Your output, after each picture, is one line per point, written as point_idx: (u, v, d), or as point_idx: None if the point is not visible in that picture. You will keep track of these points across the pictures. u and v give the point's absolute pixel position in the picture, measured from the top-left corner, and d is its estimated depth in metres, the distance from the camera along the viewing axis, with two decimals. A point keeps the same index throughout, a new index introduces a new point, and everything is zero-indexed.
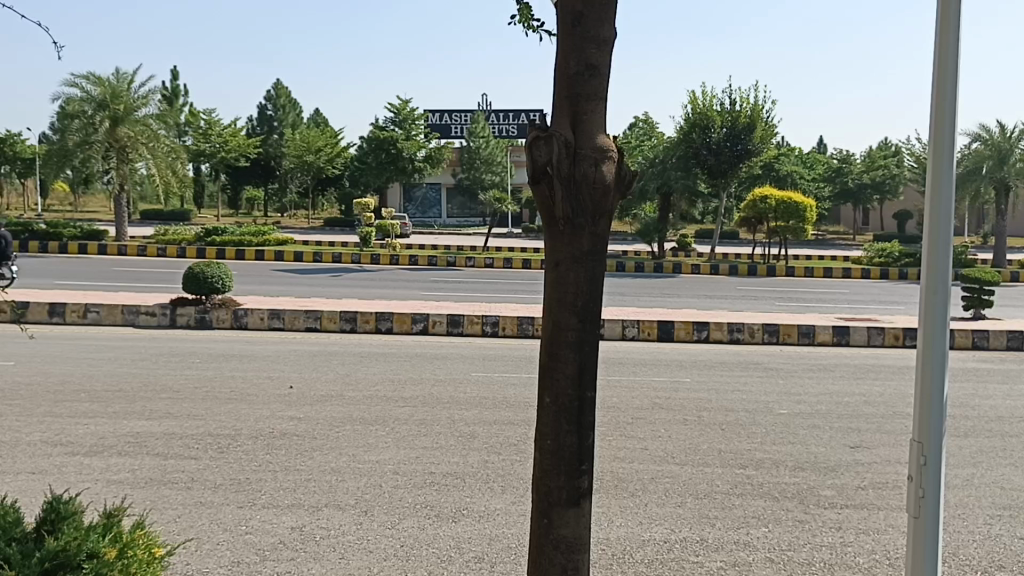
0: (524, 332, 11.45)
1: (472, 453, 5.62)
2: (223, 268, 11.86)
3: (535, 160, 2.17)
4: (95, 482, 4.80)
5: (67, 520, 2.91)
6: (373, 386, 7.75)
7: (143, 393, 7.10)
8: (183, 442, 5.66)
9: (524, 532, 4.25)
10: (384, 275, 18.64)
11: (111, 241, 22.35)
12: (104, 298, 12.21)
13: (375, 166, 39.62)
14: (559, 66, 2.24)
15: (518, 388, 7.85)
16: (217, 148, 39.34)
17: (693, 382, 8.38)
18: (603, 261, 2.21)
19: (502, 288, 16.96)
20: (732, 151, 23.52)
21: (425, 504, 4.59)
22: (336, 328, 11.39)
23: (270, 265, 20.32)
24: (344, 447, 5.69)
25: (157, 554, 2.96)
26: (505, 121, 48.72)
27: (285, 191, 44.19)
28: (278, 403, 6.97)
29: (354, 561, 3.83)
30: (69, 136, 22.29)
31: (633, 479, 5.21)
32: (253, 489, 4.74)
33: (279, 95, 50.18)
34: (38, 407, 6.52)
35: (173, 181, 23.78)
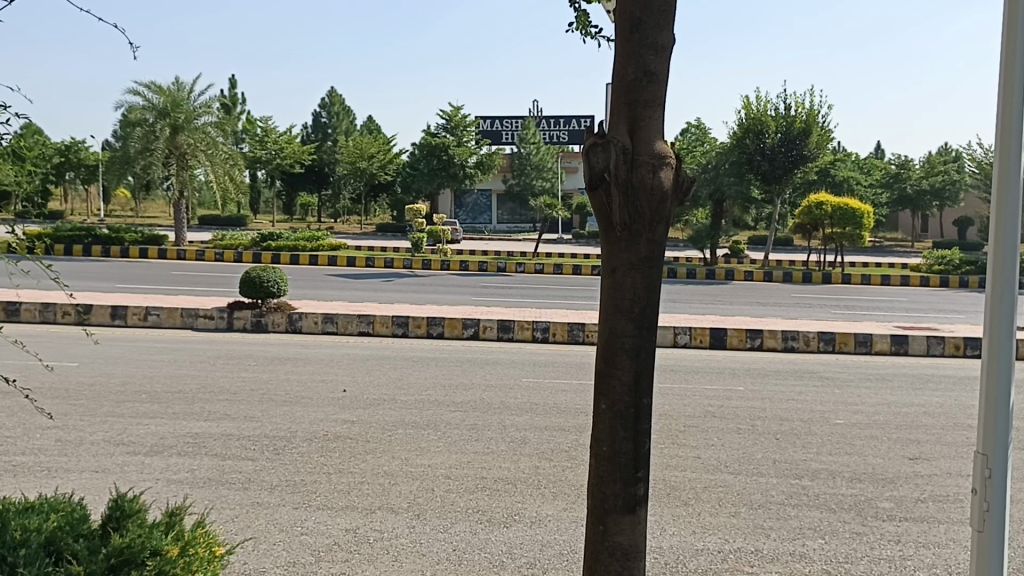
0: (575, 338, 11.42)
1: (523, 458, 5.62)
2: (279, 272, 12.05)
3: (592, 166, 2.17)
4: (155, 481, 4.91)
5: (131, 518, 2.99)
6: (425, 390, 7.80)
7: (201, 395, 7.25)
8: (240, 443, 5.77)
9: (576, 538, 4.24)
10: (436, 281, 18.78)
11: (170, 246, 22.87)
12: (164, 301, 12.49)
13: (426, 172, 39.93)
14: (616, 72, 2.23)
15: (569, 394, 7.84)
16: (273, 155, 39.99)
17: (747, 390, 8.28)
18: (660, 268, 2.19)
19: (553, 294, 16.96)
20: (787, 156, 23.21)
21: (477, 509, 4.60)
22: (388, 332, 11.51)
23: (324, 269, 20.62)
24: (397, 450, 5.74)
25: (217, 553, 3.02)
26: (556, 126, 49.00)
27: (338, 197, 44.83)
28: (332, 405, 7.06)
29: (407, 564, 3.86)
30: (132, 143, 22.88)
31: (685, 487, 5.16)
32: (309, 490, 4.82)
33: (333, 102, 50.90)
34: (101, 407, 6.70)
35: (230, 187, 24.27)
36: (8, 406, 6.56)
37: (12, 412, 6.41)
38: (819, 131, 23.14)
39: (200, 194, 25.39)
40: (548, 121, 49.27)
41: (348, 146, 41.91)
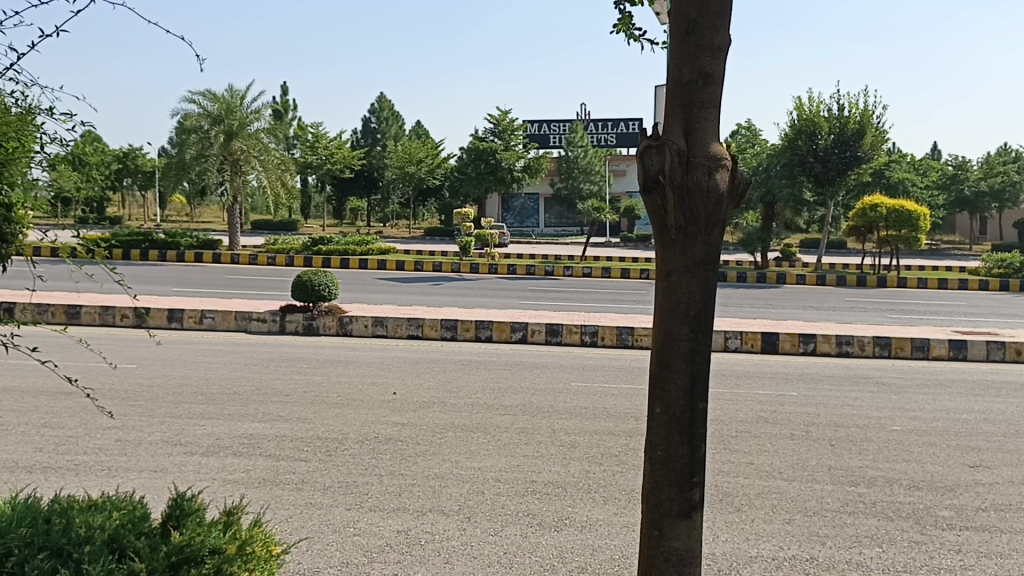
0: (624, 342, 11.35)
1: (573, 462, 5.61)
2: (330, 275, 12.21)
3: (647, 169, 2.16)
4: (212, 481, 5.00)
5: (190, 516, 3.06)
6: (474, 394, 7.83)
7: (255, 396, 7.38)
8: (294, 444, 5.85)
9: (629, 543, 4.21)
10: (484, 284, 18.86)
11: (225, 251, 23.32)
12: (218, 305, 12.72)
13: (475, 175, 40.15)
14: (671, 74, 2.22)
15: (619, 398, 7.80)
16: (324, 160, 40.47)
17: (800, 396, 8.15)
18: (716, 271, 2.17)
19: (602, 297, 16.91)
20: (841, 158, 22.83)
21: (527, 512, 4.60)
22: (437, 335, 11.56)
23: (373, 273, 20.84)
24: (447, 453, 5.76)
25: (274, 552, 3.06)
26: (604, 130, 49.06)
27: (387, 202, 45.31)
28: (383, 408, 7.13)
29: (459, 566, 3.87)
30: (187, 150, 23.36)
31: (738, 494, 5.10)
32: (361, 491, 4.86)
33: (383, 107, 51.40)
34: (159, 407, 6.85)
35: (282, 193, 24.67)
36: (70, 406, 6.75)
37: (74, 412, 6.58)
38: (873, 132, 22.75)
39: (253, 199, 25.83)
40: (596, 124, 49.34)
41: (397, 151, 42.19)
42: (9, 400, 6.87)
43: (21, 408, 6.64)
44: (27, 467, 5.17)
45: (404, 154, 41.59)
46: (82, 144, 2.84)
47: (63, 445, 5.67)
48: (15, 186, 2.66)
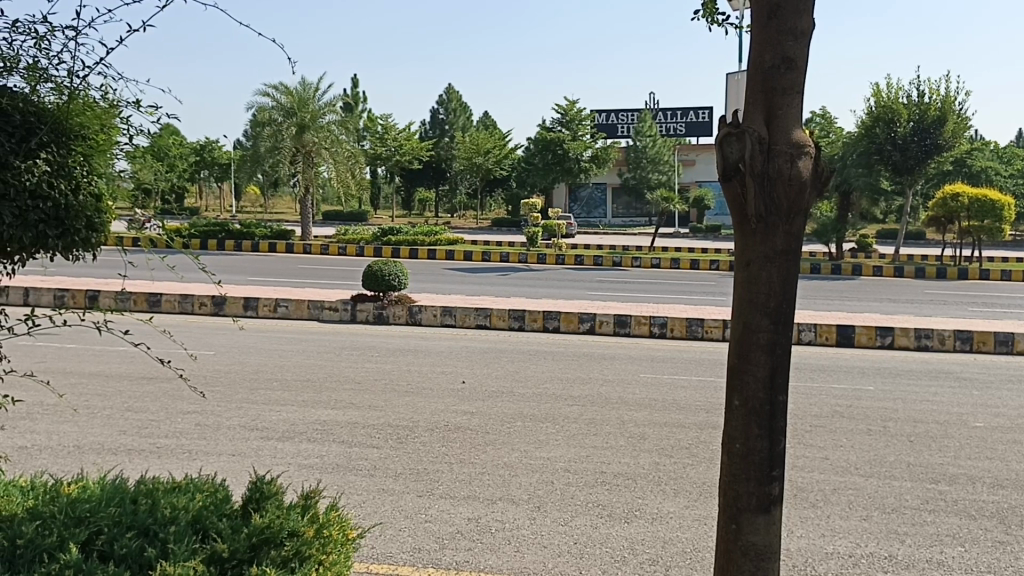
0: (693, 334, 11.23)
1: (643, 454, 5.57)
2: (400, 265, 12.35)
3: (726, 157, 2.12)
4: (289, 466, 5.12)
5: (270, 499, 3.13)
6: (542, 384, 7.84)
7: (328, 384, 7.52)
8: (366, 432, 5.95)
9: (700, 537, 4.17)
10: (552, 275, 18.86)
11: (298, 241, 23.76)
12: (291, 294, 12.98)
13: (542, 166, 40.18)
14: (753, 60, 2.17)
15: (689, 390, 7.70)
16: (393, 152, 40.89)
17: (877, 390, 7.95)
18: (798, 261, 2.12)
19: (671, 288, 16.73)
20: (920, 146, 22.02)
21: (597, 503, 4.59)
22: (505, 325, 11.60)
23: (442, 264, 21.05)
24: (516, 443, 5.79)
25: (350, 536, 3.09)
26: (673, 119, 48.58)
27: (455, 193, 45.60)
28: (452, 397, 7.18)
29: (529, 555, 3.88)
30: (262, 142, 23.89)
31: (813, 489, 5.00)
32: (431, 479, 4.92)
33: (451, 99, 51.70)
34: (237, 393, 7.04)
35: (352, 185, 25.03)
36: (152, 391, 6.98)
37: (156, 396, 6.81)
38: (955, 119, 21.93)
39: (324, 191, 26.29)
40: (665, 113, 48.89)
41: (465, 142, 42.34)
42: (94, 385, 7.14)
43: (106, 392, 6.89)
44: (112, 449, 5.36)
45: (472, 145, 41.73)
46: (162, 135, 2.89)
47: (146, 429, 5.87)
48: (103, 180, 2.72)
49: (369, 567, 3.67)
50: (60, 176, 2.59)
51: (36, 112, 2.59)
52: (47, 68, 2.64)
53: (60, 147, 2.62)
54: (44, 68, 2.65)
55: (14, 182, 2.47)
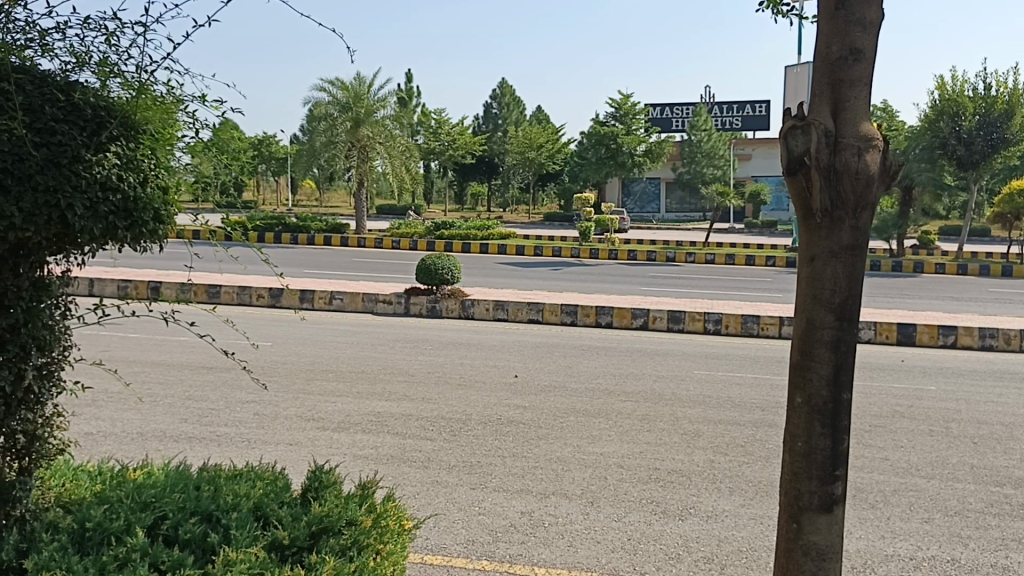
0: (748, 331, 11.09)
1: (697, 451, 5.52)
2: (452, 259, 12.41)
3: (791, 150, 2.08)
4: (345, 456, 5.19)
5: (328, 488, 3.19)
6: (595, 379, 7.81)
7: (382, 376, 7.59)
8: (420, 424, 5.99)
9: (757, 536, 4.12)
10: (604, 270, 18.79)
11: (352, 234, 24.01)
12: (346, 287, 13.13)
13: (595, 161, 40.02)
14: (820, 52, 2.13)
15: (745, 388, 7.60)
16: (446, 146, 41.06)
17: (939, 390, 7.75)
18: (864, 257, 2.08)
19: (726, 284, 16.53)
20: (986, 141, 21.40)
21: (651, 500, 4.56)
22: (558, 320, 11.59)
23: (494, 258, 21.11)
24: (569, 437, 5.79)
25: (407, 526, 3.13)
26: (729, 113, 48.01)
27: (508, 186, 45.64)
28: (505, 390, 7.20)
29: (583, 550, 3.88)
30: (318, 137, 24.19)
31: (873, 490, 4.91)
32: (485, 472, 4.94)
33: (505, 93, 51.76)
34: (294, 384, 7.17)
35: (407, 179, 25.21)
36: (212, 380, 7.13)
37: (216, 386, 6.96)
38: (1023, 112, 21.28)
39: (378, 185, 26.52)
40: (721, 107, 48.31)
41: (518, 136, 42.25)
42: (157, 373, 7.32)
43: (168, 381, 7.07)
44: (173, 436, 5.49)
45: (525, 139, 41.65)
46: (223, 131, 2.96)
47: (206, 417, 6.01)
48: (168, 173, 2.77)
49: (423, 558, 3.71)
50: (129, 169, 2.62)
51: (107, 107, 2.65)
52: (117, 63, 2.72)
53: (129, 141, 2.66)
54: (113, 64, 2.72)
55: (86, 175, 2.51)
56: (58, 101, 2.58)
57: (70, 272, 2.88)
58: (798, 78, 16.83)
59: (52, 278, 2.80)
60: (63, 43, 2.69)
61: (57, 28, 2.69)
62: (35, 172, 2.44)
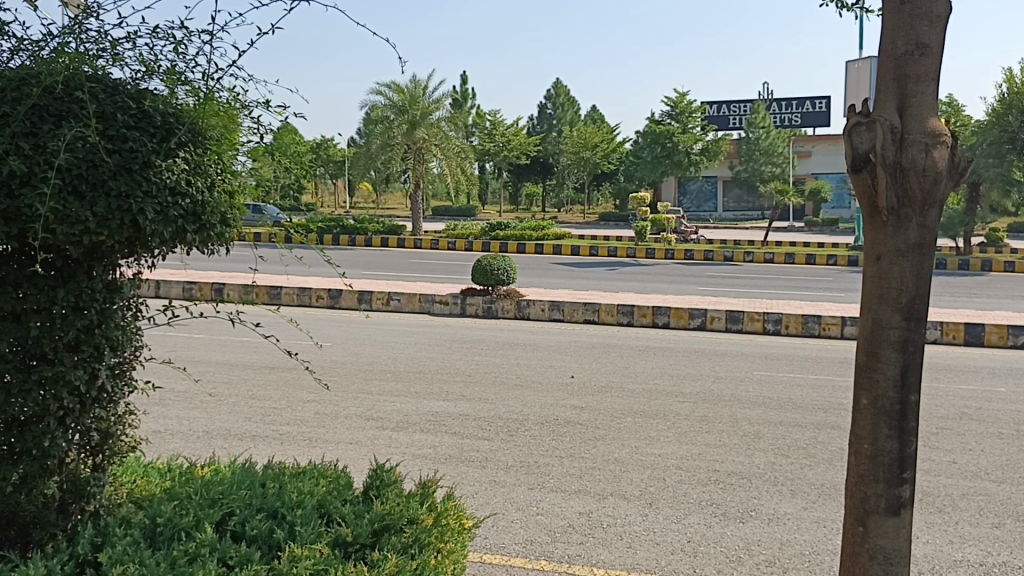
0: (810, 331, 10.90)
1: (758, 453, 5.45)
2: (508, 260, 12.43)
3: (855, 148, 2.05)
4: (404, 455, 5.25)
5: (390, 486, 3.24)
6: (653, 379, 7.77)
7: (440, 376, 7.66)
8: (477, 424, 6.03)
9: (819, 539, 4.05)
10: (661, 270, 18.63)
11: (408, 236, 24.24)
12: (403, 287, 13.28)
13: (650, 160, 39.75)
14: (884, 46, 2.09)
15: (806, 389, 7.47)
16: (501, 148, 41.16)
17: (1010, 392, 7.52)
18: (932, 255, 2.04)
19: (785, 284, 16.28)
20: None
21: (711, 501, 4.52)
22: (614, 321, 11.54)
23: (549, 259, 21.09)
24: (627, 438, 5.76)
25: (466, 525, 3.16)
26: (788, 109, 47.29)
27: (563, 186, 45.59)
28: (561, 391, 7.20)
29: (641, 551, 3.86)
30: (374, 139, 24.48)
31: (940, 494, 4.79)
32: (542, 472, 4.95)
33: (559, 93, 51.76)
34: (353, 383, 7.26)
35: (462, 180, 25.36)
36: (275, 380, 7.27)
37: (278, 385, 7.11)
38: None
39: (434, 186, 26.70)
40: (780, 104, 47.62)
41: (573, 137, 42.14)
42: (221, 372, 7.51)
43: (232, 380, 7.24)
44: (238, 435, 5.61)
45: (580, 139, 41.51)
46: (284, 134, 3.03)
47: (269, 416, 6.12)
48: (233, 177, 2.83)
49: (482, 557, 3.73)
50: (197, 174, 2.69)
51: (175, 114, 2.73)
52: (184, 71, 2.80)
53: (197, 147, 2.73)
54: (180, 71, 2.80)
55: (156, 180, 2.58)
56: (130, 109, 2.66)
57: (140, 274, 2.98)
58: (861, 73, 16.47)
59: (123, 280, 2.90)
60: (133, 52, 2.77)
61: (127, 37, 2.77)
62: (108, 178, 2.52)
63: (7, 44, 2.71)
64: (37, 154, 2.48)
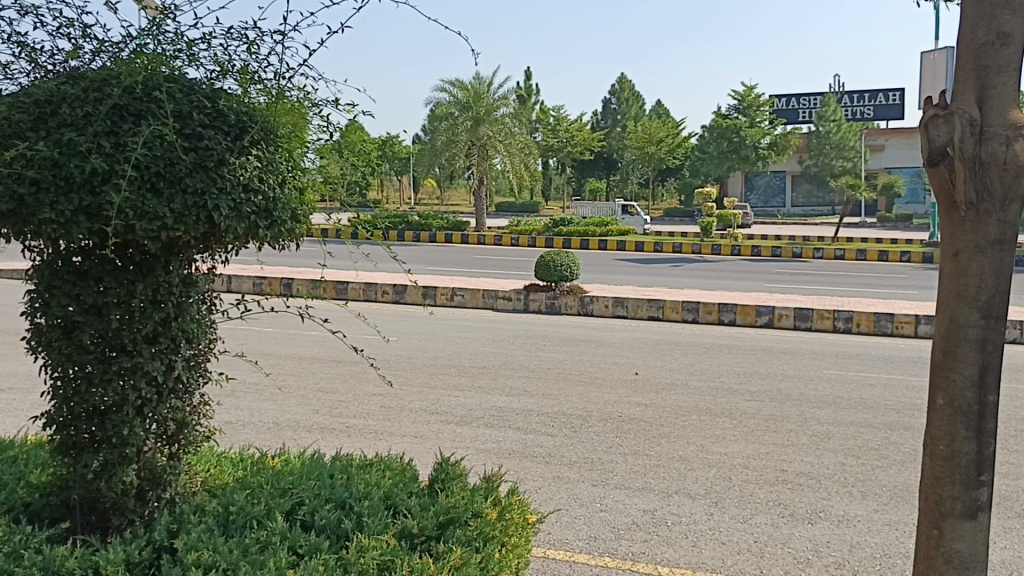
0: (881, 329, 10.64)
1: (827, 454, 5.34)
2: (571, 256, 12.40)
3: (932, 141, 1.99)
4: (469, 449, 5.28)
5: (455, 480, 3.28)
6: (718, 378, 7.67)
7: (503, 371, 7.70)
8: (541, 420, 6.04)
9: (891, 543, 3.95)
10: (727, 267, 18.39)
11: (472, 232, 24.40)
12: (467, 283, 13.38)
13: (716, 155, 39.28)
14: (963, 37, 2.03)
15: (878, 389, 7.30)
16: (565, 143, 41.09)
17: None
18: (1014, 251, 1.97)
19: (858, 281, 15.90)
20: None
21: (778, 502, 4.45)
22: (679, 317, 11.40)
23: (613, 255, 20.99)
24: (692, 436, 5.70)
25: (530, 520, 3.17)
26: (860, 102, 46.20)
27: (627, 182, 45.30)
28: (625, 388, 7.17)
29: (707, 551, 3.82)
30: (439, 136, 24.68)
31: (1019, 498, 4.62)
32: (606, 469, 4.94)
33: (624, 88, 51.36)
34: (418, 377, 7.36)
35: (526, 176, 25.41)
36: (342, 373, 7.41)
37: (345, 378, 7.23)
38: None
39: (497, 182, 26.81)
40: (851, 96, 46.56)
41: (637, 132, 41.79)
42: (291, 365, 7.68)
43: (301, 373, 7.40)
44: (306, 426, 5.73)
45: (645, 134, 41.17)
46: (350, 133, 3.08)
47: (337, 409, 6.23)
48: (303, 175, 2.89)
49: (546, 553, 3.73)
50: (268, 172, 2.75)
51: (248, 113, 2.80)
52: (257, 71, 2.87)
53: (269, 145, 2.80)
54: (254, 71, 2.88)
55: (230, 178, 2.64)
56: (205, 108, 2.74)
57: (214, 269, 3.06)
58: (936, 64, 15.98)
59: (198, 275, 2.98)
60: (208, 52, 2.84)
61: (203, 38, 2.85)
62: (185, 175, 2.59)
63: (90, 46, 2.81)
64: (117, 153, 2.56)
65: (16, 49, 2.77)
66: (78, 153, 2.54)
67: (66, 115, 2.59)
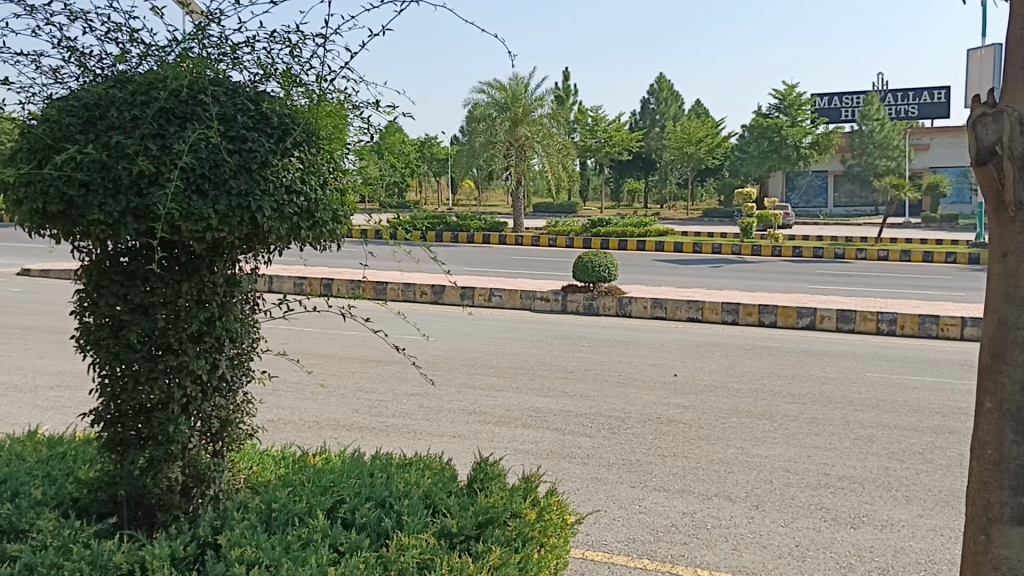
0: (926, 332, 10.46)
1: (870, 458, 5.26)
2: (609, 256, 12.37)
3: (980, 140, 1.97)
4: (507, 450, 5.29)
5: (493, 480, 3.29)
6: (758, 380, 7.59)
7: (541, 371, 7.70)
8: (579, 421, 6.03)
9: (936, 548, 3.89)
10: (768, 267, 18.21)
11: (509, 233, 24.41)
12: (504, 283, 13.41)
13: (757, 155, 38.86)
14: (1012, 34, 2.00)
15: (923, 392, 7.17)
16: (603, 143, 40.92)
17: None
18: None
19: (902, 282, 15.64)
20: None
21: (820, 506, 4.40)
22: (718, 319, 11.32)
23: (652, 255, 20.87)
24: (732, 438, 5.65)
25: (569, 521, 3.17)
26: (905, 101, 45.45)
27: (665, 182, 44.97)
28: (664, 389, 7.13)
29: (747, 554, 3.78)
30: (477, 137, 24.73)
31: None
32: (645, 470, 4.92)
33: (663, 88, 51.00)
34: (456, 378, 7.38)
35: (564, 176, 25.35)
36: (381, 373, 7.47)
37: (385, 377, 7.28)
38: None
39: (535, 183, 26.78)
40: (895, 95, 45.83)
41: (676, 132, 41.49)
42: (331, 365, 7.76)
43: (341, 372, 7.47)
44: (346, 425, 5.78)
45: (683, 134, 40.87)
46: (390, 133, 3.11)
47: (376, 408, 6.28)
48: (343, 176, 2.92)
49: (584, 554, 3.73)
50: (310, 173, 2.78)
51: (290, 115, 2.84)
52: (299, 74, 2.91)
53: (311, 147, 2.83)
54: (296, 74, 2.92)
55: (273, 179, 2.68)
56: (249, 111, 2.78)
57: (258, 269, 3.10)
58: (983, 62, 15.66)
59: (242, 275, 3.02)
60: (252, 56, 2.89)
61: (247, 42, 2.89)
62: (229, 176, 2.63)
63: (137, 50, 2.87)
64: (163, 155, 2.61)
65: (66, 53, 2.83)
66: (126, 155, 2.59)
67: (114, 118, 2.65)
